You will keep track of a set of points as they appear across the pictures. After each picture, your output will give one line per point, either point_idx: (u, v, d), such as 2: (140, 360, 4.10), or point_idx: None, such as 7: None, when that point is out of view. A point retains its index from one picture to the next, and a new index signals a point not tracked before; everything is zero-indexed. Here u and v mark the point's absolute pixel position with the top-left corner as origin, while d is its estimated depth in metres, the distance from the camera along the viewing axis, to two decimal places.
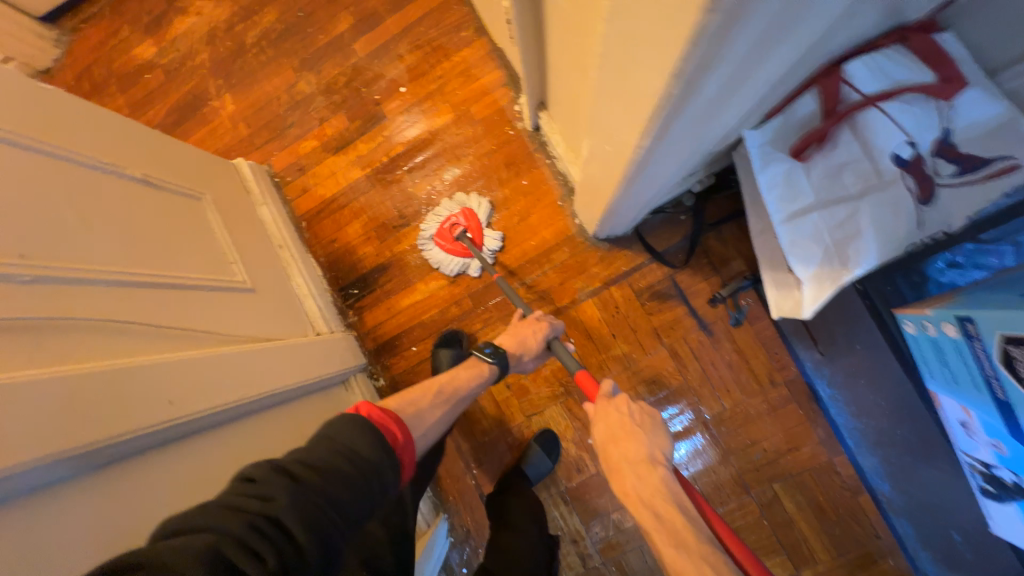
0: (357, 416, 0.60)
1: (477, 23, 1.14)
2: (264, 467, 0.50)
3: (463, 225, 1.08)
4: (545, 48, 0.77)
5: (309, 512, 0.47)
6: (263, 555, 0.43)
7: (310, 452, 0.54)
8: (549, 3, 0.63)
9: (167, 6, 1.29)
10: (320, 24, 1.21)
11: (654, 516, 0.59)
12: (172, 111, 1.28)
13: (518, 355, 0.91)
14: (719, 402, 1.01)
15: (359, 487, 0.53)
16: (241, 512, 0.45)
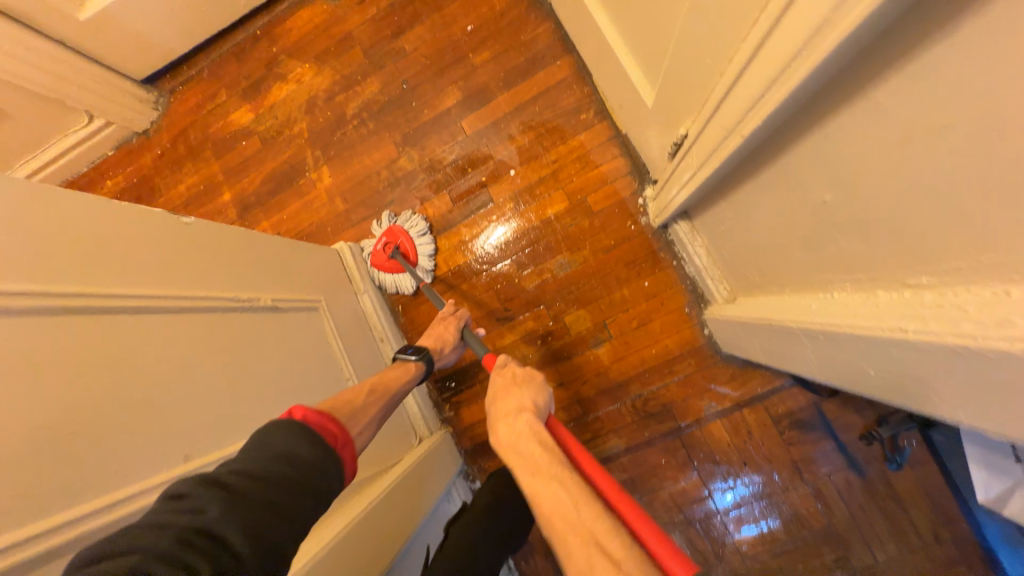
0: (291, 419, 0.51)
1: (598, 105, 1.06)
2: (192, 482, 0.42)
3: (393, 243, 1.11)
4: (728, 184, 0.68)
5: (250, 516, 0.41)
6: (198, 569, 0.36)
7: (247, 459, 0.46)
8: (774, 171, 0.54)
9: (266, 71, 1.25)
10: (426, 98, 1.15)
11: (520, 456, 0.55)
12: (267, 180, 1.24)
13: (439, 350, 0.87)
14: (869, 551, 0.89)
15: (309, 488, 0.47)
16: (165, 529, 0.37)
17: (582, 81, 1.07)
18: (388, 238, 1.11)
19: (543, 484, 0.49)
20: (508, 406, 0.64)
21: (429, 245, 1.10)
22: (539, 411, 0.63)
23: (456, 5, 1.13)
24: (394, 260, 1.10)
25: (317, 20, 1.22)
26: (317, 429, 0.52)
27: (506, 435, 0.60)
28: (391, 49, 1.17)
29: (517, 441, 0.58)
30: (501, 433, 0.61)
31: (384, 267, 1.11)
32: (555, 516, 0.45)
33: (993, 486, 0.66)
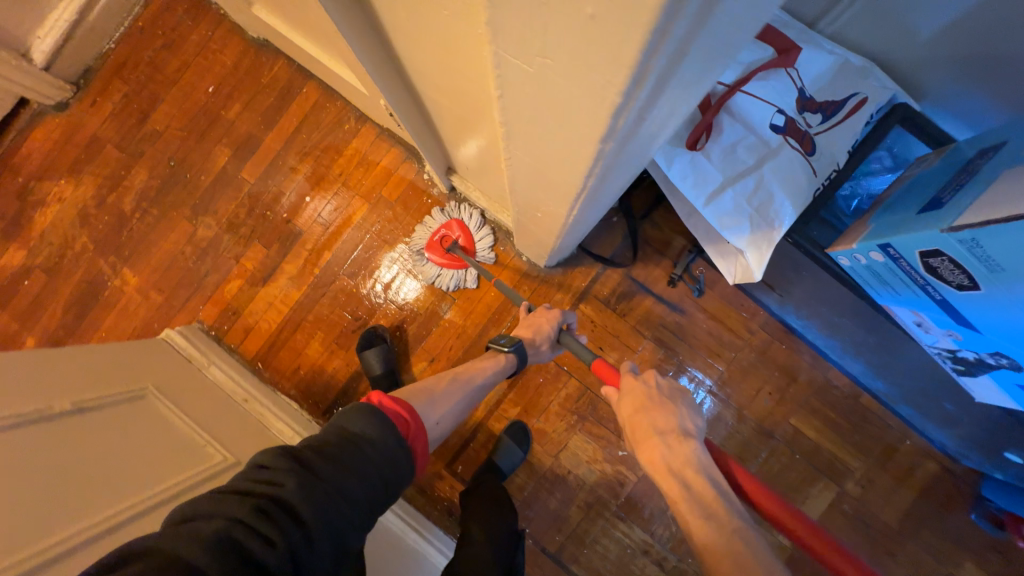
0: (365, 404, 0.68)
1: (356, 113, 1.15)
2: (278, 452, 0.59)
3: (453, 235, 1.09)
4: (436, 125, 0.79)
5: (316, 494, 0.55)
6: (268, 528, 0.50)
7: (321, 439, 0.62)
8: (428, 98, 0.65)
9: (19, 204, 1.17)
10: (198, 166, 1.16)
11: (685, 488, 0.57)
12: (68, 309, 1.17)
13: (534, 342, 0.92)
14: (714, 366, 1.08)
15: (376, 461, 0.62)
16: (249, 499, 0.52)
17: (333, 97, 1.15)
18: (452, 232, 1.08)
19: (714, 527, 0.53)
20: (658, 425, 0.64)
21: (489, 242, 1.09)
22: (699, 436, 0.63)
23: (189, 73, 1.16)
24: (452, 255, 1.07)
25: (55, 134, 1.17)
26: (393, 416, 0.69)
27: (663, 457, 0.61)
28: (145, 135, 1.16)
29: (678, 469, 0.60)
30: (652, 456, 0.63)
31: (443, 261, 1.08)
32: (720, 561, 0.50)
33: (731, 266, 0.82)
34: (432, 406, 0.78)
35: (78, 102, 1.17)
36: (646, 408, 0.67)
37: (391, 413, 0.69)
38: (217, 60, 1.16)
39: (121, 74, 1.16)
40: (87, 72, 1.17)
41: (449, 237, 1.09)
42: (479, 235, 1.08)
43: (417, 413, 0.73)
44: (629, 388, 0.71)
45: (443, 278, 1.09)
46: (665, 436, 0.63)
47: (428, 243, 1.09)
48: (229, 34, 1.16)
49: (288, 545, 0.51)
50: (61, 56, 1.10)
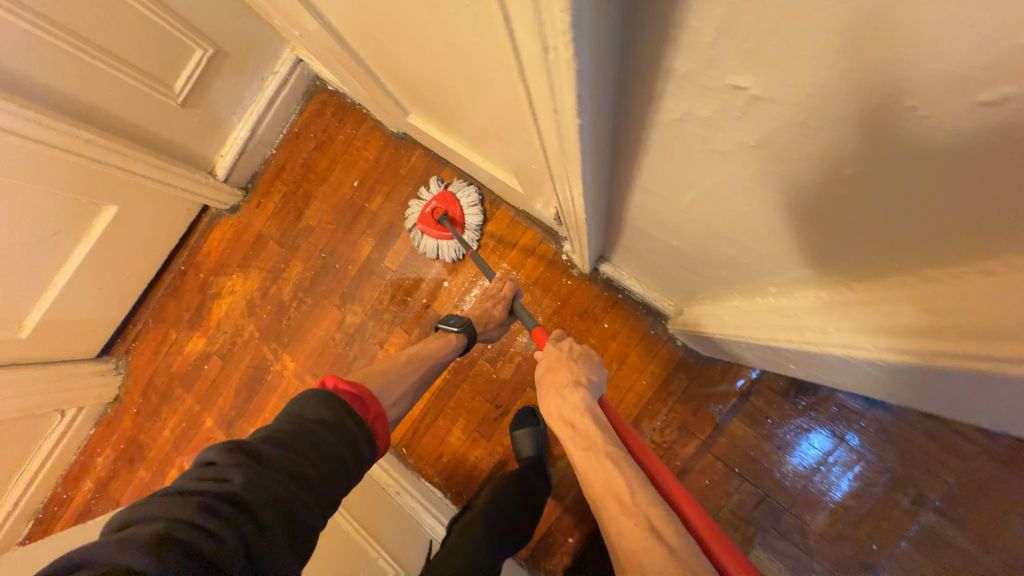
0: (323, 390, 0.64)
1: (490, 195, 1.14)
2: (222, 448, 0.52)
3: (442, 208, 1.12)
4: (615, 233, 0.73)
5: (259, 476, 0.50)
6: (218, 529, 0.44)
7: (274, 430, 0.57)
8: (634, 228, 0.59)
9: (201, 295, 1.33)
10: (345, 256, 1.23)
11: (573, 431, 0.56)
12: (239, 390, 1.29)
13: (483, 323, 0.95)
14: (936, 476, 0.87)
15: (326, 442, 0.58)
16: (195, 499, 0.46)
17: (467, 183, 1.16)
18: (440, 204, 1.12)
19: (594, 464, 0.51)
20: (557, 380, 0.63)
21: (478, 218, 1.11)
22: (593, 387, 0.61)
23: (336, 170, 1.25)
24: (442, 227, 1.11)
25: (230, 234, 1.31)
26: (345, 397, 0.65)
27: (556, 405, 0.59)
28: (299, 230, 1.26)
29: (575, 420, 0.58)
30: (550, 409, 0.61)
31: (431, 232, 1.12)
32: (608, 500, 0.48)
33: None
34: (388, 385, 0.76)
35: (247, 204, 1.31)
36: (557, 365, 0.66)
37: (343, 395, 0.65)
38: (360, 156, 1.23)
39: (281, 176, 1.28)
40: (253, 176, 1.30)
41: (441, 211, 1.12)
42: (468, 204, 1.11)
43: (373, 396, 0.71)
44: (545, 355, 0.69)
45: (430, 247, 1.13)
46: (561, 387, 0.62)
47: (419, 215, 1.13)
48: (372, 130, 1.23)
49: (241, 540, 0.45)
50: (237, 168, 1.23)
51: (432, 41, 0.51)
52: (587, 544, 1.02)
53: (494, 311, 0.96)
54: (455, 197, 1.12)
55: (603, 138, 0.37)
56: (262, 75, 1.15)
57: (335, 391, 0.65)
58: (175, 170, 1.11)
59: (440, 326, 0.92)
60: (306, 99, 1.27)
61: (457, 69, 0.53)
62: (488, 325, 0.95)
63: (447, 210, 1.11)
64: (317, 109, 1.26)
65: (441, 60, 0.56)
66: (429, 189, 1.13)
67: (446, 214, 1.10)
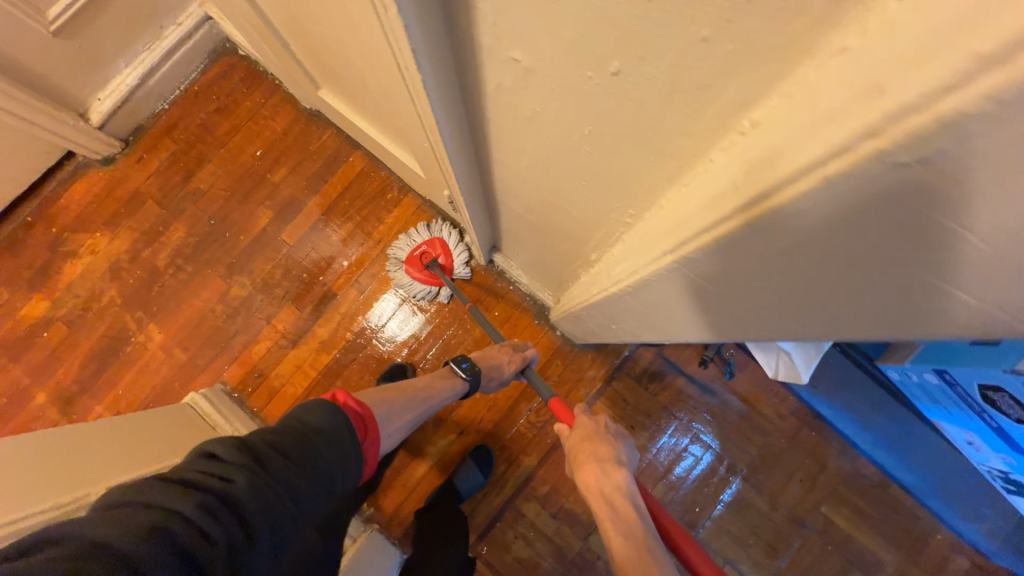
0: (326, 403, 0.68)
1: (399, 183, 1.18)
2: (230, 446, 0.56)
3: (430, 251, 1.10)
4: (498, 220, 0.82)
5: (258, 480, 0.53)
6: (214, 529, 0.47)
7: (279, 435, 0.61)
8: (504, 209, 0.69)
9: (50, 253, 1.16)
10: (238, 226, 1.17)
11: (613, 509, 0.68)
12: (88, 362, 1.14)
13: (489, 374, 0.96)
14: (745, 450, 1.08)
15: (321, 454, 0.62)
16: (196, 492, 0.49)
17: (378, 168, 1.19)
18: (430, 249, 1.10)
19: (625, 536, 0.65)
20: (597, 455, 0.75)
21: (464, 259, 1.11)
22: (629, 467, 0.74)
23: (239, 137, 1.20)
24: (429, 272, 1.09)
25: (98, 188, 1.18)
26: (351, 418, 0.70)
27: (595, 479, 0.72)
28: (188, 192, 1.18)
29: (606, 492, 0.71)
30: (590, 481, 0.73)
31: (418, 276, 1.10)
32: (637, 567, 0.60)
33: (772, 362, 0.85)
34: (389, 415, 0.80)
35: (124, 157, 1.19)
36: (592, 441, 0.77)
37: (348, 414, 0.70)
38: (267, 126, 1.20)
39: (171, 134, 1.19)
40: (137, 129, 1.19)
41: (429, 254, 1.10)
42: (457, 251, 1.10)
43: (375, 420, 0.76)
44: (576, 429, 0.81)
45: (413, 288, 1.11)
46: (602, 462, 0.74)
47: (405, 256, 1.11)
48: (282, 102, 1.21)
49: (231, 545, 0.48)
50: (116, 116, 1.12)
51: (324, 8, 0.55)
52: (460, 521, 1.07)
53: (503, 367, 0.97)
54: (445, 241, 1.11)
55: (454, 108, 0.44)
56: (159, 23, 1.08)
57: (343, 407, 0.71)
58: (36, 106, 0.98)
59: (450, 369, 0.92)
60: (211, 59, 1.21)
61: (349, 40, 0.58)
62: (493, 379, 0.97)
63: (434, 254, 1.09)
64: (222, 70, 1.21)
65: (338, 32, 0.60)
66: (417, 232, 1.12)
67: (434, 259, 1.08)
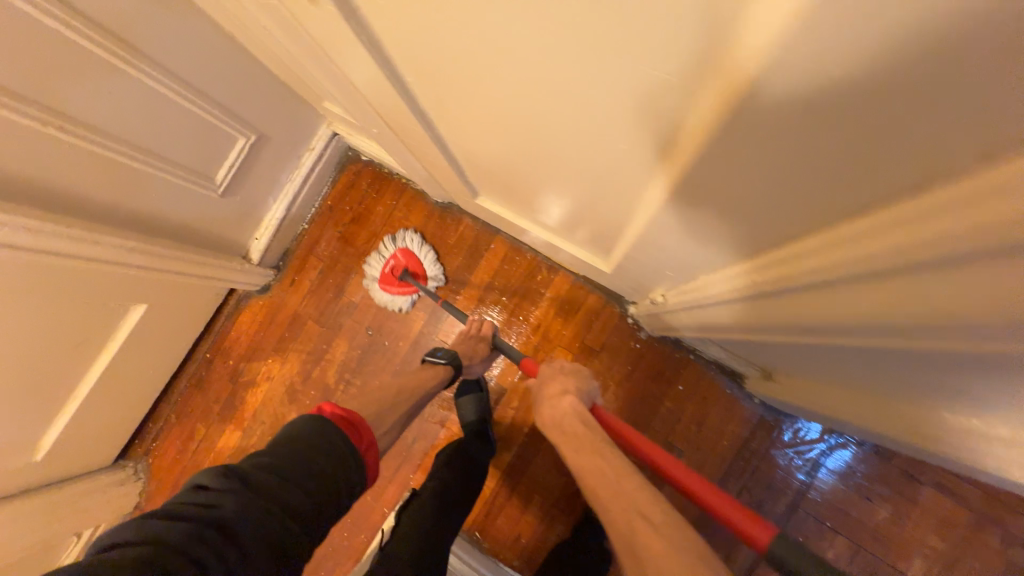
0: (318, 415, 0.72)
1: (547, 262, 1.12)
2: (216, 473, 0.58)
3: (402, 264, 1.14)
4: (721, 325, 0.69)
5: (252, 509, 0.55)
6: (209, 556, 0.49)
7: (266, 456, 0.63)
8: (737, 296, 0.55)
9: (233, 384, 1.23)
10: (394, 332, 1.18)
11: (563, 432, 0.72)
12: None
13: (468, 358, 1.03)
14: (1018, 512, 0.91)
15: (313, 474, 0.64)
16: (186, 522, 0.51)
17: (522, 250, 1.13)
18: (397, 259, 1.15)
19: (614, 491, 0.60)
20: (551, 391, 0.81)
21: (441, 271, 1.14)
22: (582, 396, 0.79)
23: (378, 243, 1.20)
24: (403, 283, 1.13)
25: (261, 316, 1.23)
26: (338, 422, 0.73)
27: (550, 412, 0.76)
28: (342, 306, 1.20)
29: (560, 421, 0.75)
30: (545, 415, 0.78)
31: (394, 290, 1.14)
32: (598, 487, 0.61)
33: None
34: (380, 416, 0.84)
35: (278, 283, 1.23)
36: (564, 389, 0.80)
37: (330, 419, 0.73)
38: (401, 227, 1.19)
39: (315, 251, 1.22)
40: (285, 253, 1.23)
41: (398, 267, 1.15)
42: (426, 258, 1.14)
43: (365, 422, 0.79)
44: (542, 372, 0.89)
45: (393, 303, 1.14)
46: (558, 395, 0.79)
47: (378, 276, 1.15)
48: (413, 200, 1.20)
49: (224, 563, 0.50)
50: (271, 249, 1.17)
51: (501, 114, 0.54)
52: None
53: (477, 351, 1.04)
54: (412, 250, 1.15)
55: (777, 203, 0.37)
56: (298, 152, 1.09)
57: (328, 416, 0.74)
58: (210, 259, 1.03)
59: (431, 360, 0.99)
60: (339, 170, 1.22)
61: (528, 136, 0.55)
62: (473, 360, 1.04)
63: (405, 265, 1.14)
64: (351, 180, 1.22)
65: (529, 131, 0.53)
66: (383, 248, 1.16)
67: (406, 269, 1.13)
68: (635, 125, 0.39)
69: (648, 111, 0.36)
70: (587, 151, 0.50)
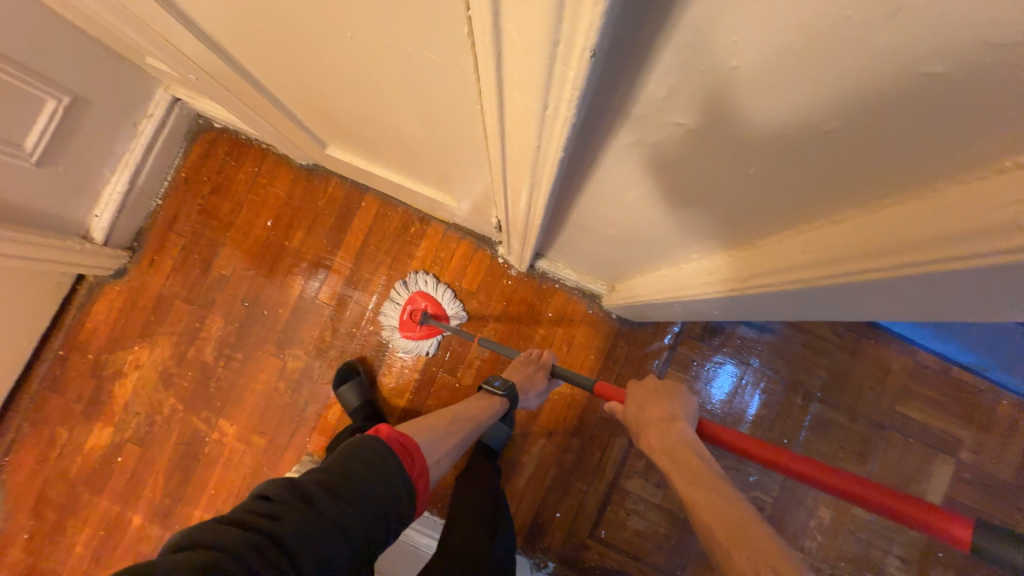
0: (378, 436, 0.71)
1: (418, 214, 1.17)
2: (286, 487, 0.60)
3: (422, 309, 1.13)
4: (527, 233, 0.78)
5: (308, 521, 0.57)
6: (266, 562, 0.51)
7: (327, 470, 0.65)
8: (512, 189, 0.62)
9: (96, 379, 1.14)
10: (273, 300, 1.16)
11: (683, 469, 0.62)
12: (170, 475, 1.13)
13: (526, 393, 0.98)
14: (813, 373, 1.13)
15: (364, 494, 0.64)
16: (253, 530, 0.54)
17: (392, 205, 1.16)
18: (416, 303, 1.13)
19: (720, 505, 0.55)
20: (654, 415, 0.71)
21: (458, 304, 1.14)
22: (688, 420, 0.70)
23: (244, 212, 1.16)
24: (425, 326, 1.12)
25: (119, 303, 1.15)
26: (397, 447, 0.72)
27: (659, 440, 0.67)
28: (212, 281, 1.15)
29: (672, 451, 0.66)
30: (652, 442, 0.69)
31: (418, 335, 1.12)
32: (713, 519, 0.54)
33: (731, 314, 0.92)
34: (433, 445, 0.80)
35: (135, 266, 1.15)
36: (654, 420, 0.71)
37: (393, 445, 0.72)
38: (266, 194, 1.17)
39: (174, 228, 1.16)
40: (139, 233, 1.16)
41: (417, 311, 1.13)
42: (444, 297, 1.14)
43: (417, 445, 0.77)
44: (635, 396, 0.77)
45: (418, 348, 1.13)
46: (661, 423, 0.70)
47: (397, 322, 1.13)
48: (276, 165, 1.17)
49: (283, 574, 0.52)
50: (118, 228, 1.09)
51: (284, 52, 0.58)
52: (574, 513, 1.13)
53: (535, 378, 1.01)
54: (429, 293, 1.14)
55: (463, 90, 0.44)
56: (132, 120, 1.02)
57: (386, 438, 0.72)
58: (39, 238, 0.94)
59: (487, 389, 0.95)
60: (188, 139, 1.16)
61: (317, 74, 0.60)
62: (532, 392, 0.99)
63: (426, 308, 1.13)
64: (205, 149, 1.16)
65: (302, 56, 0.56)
66: (398, 294, 1.14)
67: (426, 313, 1.11)
68: (361, 50, 0.46)
69: (356, 34, 0.43)
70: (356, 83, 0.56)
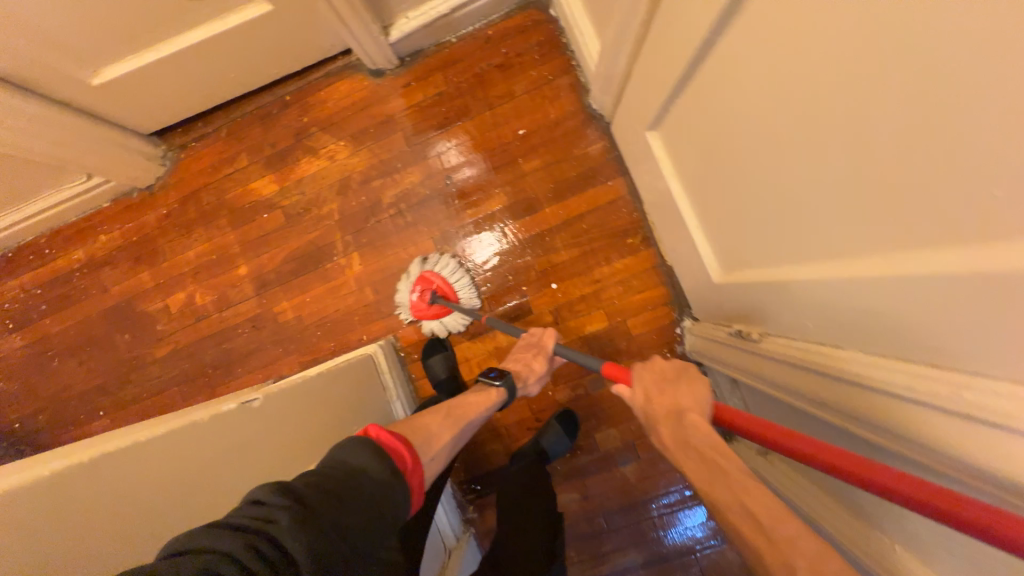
0: (364, 437, 0.55)
1: (645, 231, 1.07)
2: (267, 486, 0.45)
3: (433, 288, 1.07)
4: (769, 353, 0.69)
5: (313, 530, 0.42)
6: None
7: (320, 473, 0.48)
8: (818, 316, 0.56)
9: (295, 141, 1.16)
10: (471, 199, 1.11)
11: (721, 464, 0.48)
12: (289, 260, 1.18)
13: (524, 378, 0.90)
14: None
15: (365, 498, 0.47)
16: (241, 535, 0.39)
17: (631, 205, 1.07)
18: (424, 285, 1.07)
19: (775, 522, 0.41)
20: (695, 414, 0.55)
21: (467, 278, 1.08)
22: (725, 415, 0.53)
23: (509, 106, 1.10)
24: (433, 306, 1.07)
25: (357, 96, 1.14)
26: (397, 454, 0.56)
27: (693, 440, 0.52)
28: (438, 141, 1.12)
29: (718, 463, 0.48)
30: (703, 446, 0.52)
31: (427, 316, 1.08)
32: None
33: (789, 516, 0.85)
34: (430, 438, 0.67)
35: (393, 78, 1.13)
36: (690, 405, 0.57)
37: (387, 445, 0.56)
38: (539, 104, 1.09)
39: (445, 72, 1.11)
40: (416, 53, 1.12)
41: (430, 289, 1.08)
42: (465, 289, 1.07)
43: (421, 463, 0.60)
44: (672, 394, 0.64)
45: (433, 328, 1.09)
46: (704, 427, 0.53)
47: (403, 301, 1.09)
48: (569, 87, 1.08)
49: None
50: (410, 39, 1.05)
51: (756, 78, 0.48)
52: None
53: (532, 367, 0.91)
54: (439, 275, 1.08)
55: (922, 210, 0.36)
56: None
57: (377, 439, 0.57)
58: (355, 6, 0.91)
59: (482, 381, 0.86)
60: (519, 7, 1.08)
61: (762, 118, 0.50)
62: (531, 378, 0.91)
63: (436, 288, 1.07)
64: (525, 25, 1.08)
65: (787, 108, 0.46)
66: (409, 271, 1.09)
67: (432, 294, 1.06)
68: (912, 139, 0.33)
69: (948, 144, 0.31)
70: (810, 142, 0.44)
